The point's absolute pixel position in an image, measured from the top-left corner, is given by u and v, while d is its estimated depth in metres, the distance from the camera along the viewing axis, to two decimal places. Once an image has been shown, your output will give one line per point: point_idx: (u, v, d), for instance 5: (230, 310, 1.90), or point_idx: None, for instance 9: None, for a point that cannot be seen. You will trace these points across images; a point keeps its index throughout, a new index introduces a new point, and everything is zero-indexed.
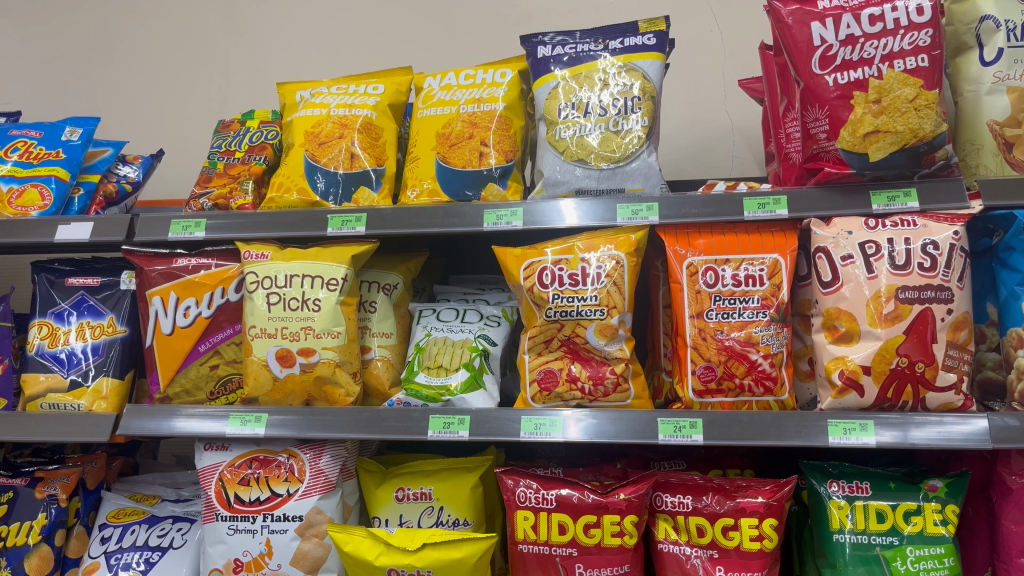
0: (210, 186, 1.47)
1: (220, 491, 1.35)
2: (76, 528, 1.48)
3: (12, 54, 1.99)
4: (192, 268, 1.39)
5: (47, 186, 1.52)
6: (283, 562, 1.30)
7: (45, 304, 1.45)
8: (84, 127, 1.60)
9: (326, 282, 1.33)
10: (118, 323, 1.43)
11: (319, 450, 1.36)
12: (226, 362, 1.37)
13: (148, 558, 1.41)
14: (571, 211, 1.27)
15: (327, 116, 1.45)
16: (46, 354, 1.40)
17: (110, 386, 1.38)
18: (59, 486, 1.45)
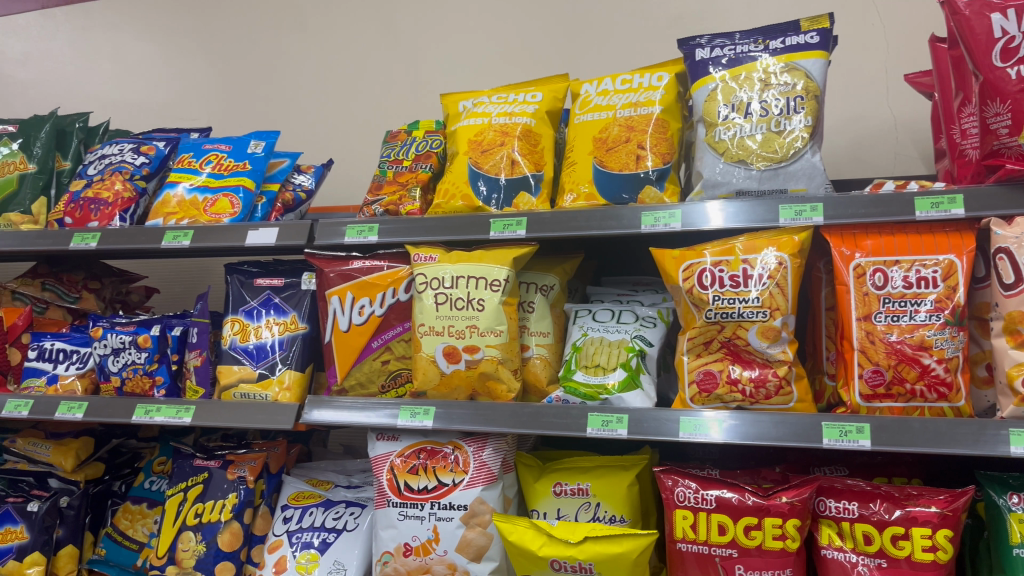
0: (382, 193, 1.56)
1: (391, 480, 1.43)
2: (262, 508, 1.61)
3: (199, 74, 2.18)
4: (366, 269, 1.49)
5: (236, 195, 1.66)
6: (449, 549, 1.37)
7: (237, 303, 1.59)
8: (267, 140, 1.75)
9: (490, 283, 1.39)
10: (300, 320, 1.55)
11: (482, 443, 1.42)
12: (396, 358, 1.46)
13: (325, 538, 1.52)
14: (716, 214, 1.28)
15: (488, 125, 1.51)
16: (238, 348, 1.54)
17: (293, 378, 1.50)
18: (247, 469, 1.60)
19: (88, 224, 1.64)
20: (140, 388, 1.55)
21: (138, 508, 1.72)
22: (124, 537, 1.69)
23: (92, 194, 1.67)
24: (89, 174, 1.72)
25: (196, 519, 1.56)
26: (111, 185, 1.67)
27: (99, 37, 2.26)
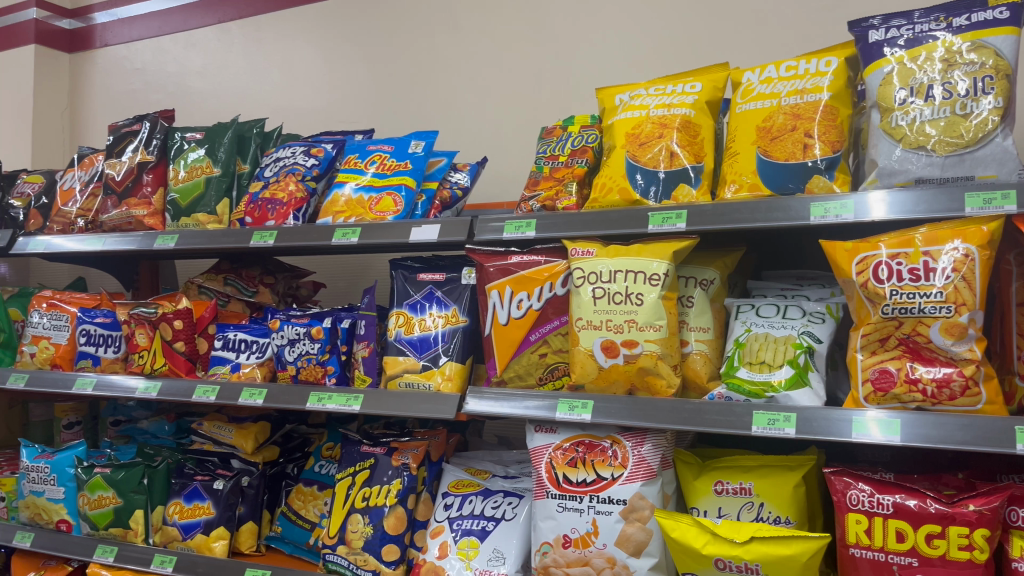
0: (539, 189, 1.58)
1: (550, 472, 1.45)
2: (424, 494, 1.67)
3: (360, 78, 2.28)
4: (524, 264, 1.50)
5: (398, 194, 1.73)
6: (609, 542, 1.38)
7: (401, 297, 1.66)
8: (427, 140, 1.81)
9: (649, 278, 1.37)
10: (460, 314, 1.60)
11: (641, 438, 1.41)
12: (553, 351, 1.48)
13: (485, 526, 1.56)
14: (881, 206, 1.22)
15: (646, 117, 1.49)
16: (402, 341, 1.61)
17: (453, 369, 1.54)
18: (411, 456, 1.66)
19: (265, 222, 1.76)
20: (313, 376, 1.65)
21: (309, 490, 1.83)
22: (298, 516, 1.80)
23: (269, 195, 1.79)
24: (265, 177, 1.84)
25: (364, 502, 1.64)
26: (286, 186, 1.78)
27: (269, 47, 2.42)
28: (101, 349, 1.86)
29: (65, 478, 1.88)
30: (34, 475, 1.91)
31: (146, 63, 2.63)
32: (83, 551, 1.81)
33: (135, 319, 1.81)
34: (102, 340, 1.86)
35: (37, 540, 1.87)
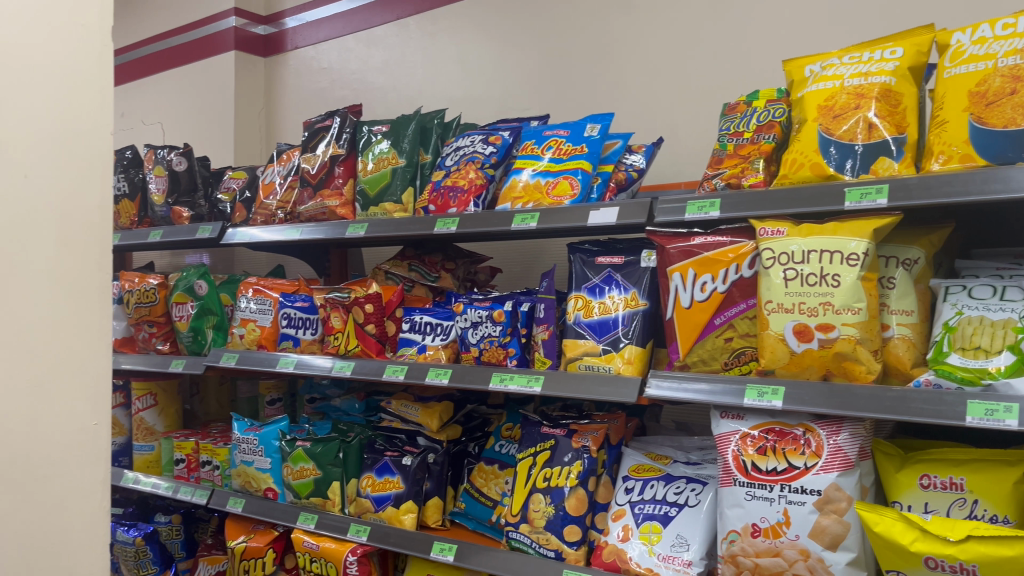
0: (722, 167, 1.54)
1: (737, 458, 1.41)
2: (604, 477, 1.68)
3: (533, 65, 2.31)
4: (708, 245, 1.46)
5: (575, 178, 1.73)
6: (802, 534, 1.32)
7: (580, 281, 1.65)
8: (603, 123, 1.78)
9: (846, 258, 1.29)
10: (640, 297, 1.57)
11: (836, 427, 1.34)
12: (740, 336, 1.43)
13: (667, 512, 1.54)
14: None
15: (840, 88, 1.41)
16: (581, 324, 1.61)
17: (634, 353, 1.53)
18: (591, 438, 1.66)
19: (448, 210, 1.82)
20: (495, 358, 1.69)
21: (491, 468, 1.88)
22: (480, 493, 1.86)
23: (450, 182, 1.85)
24: (446, 165, 1.89)
25: (545, 483, 1.67)
26: (466, 173, 1.83)
27: (444, 41, 2.49)
28: (300, 331, 2.00)
29: (271, 450, 2.04)
30: (245, 446, 2.09)
31: (331, 62, 2.79)
32: (287, 517, 1.97)
33: (330, 304, 1.94)
34: (301, 323, 2.00)
35: (247, 505, 2.05)
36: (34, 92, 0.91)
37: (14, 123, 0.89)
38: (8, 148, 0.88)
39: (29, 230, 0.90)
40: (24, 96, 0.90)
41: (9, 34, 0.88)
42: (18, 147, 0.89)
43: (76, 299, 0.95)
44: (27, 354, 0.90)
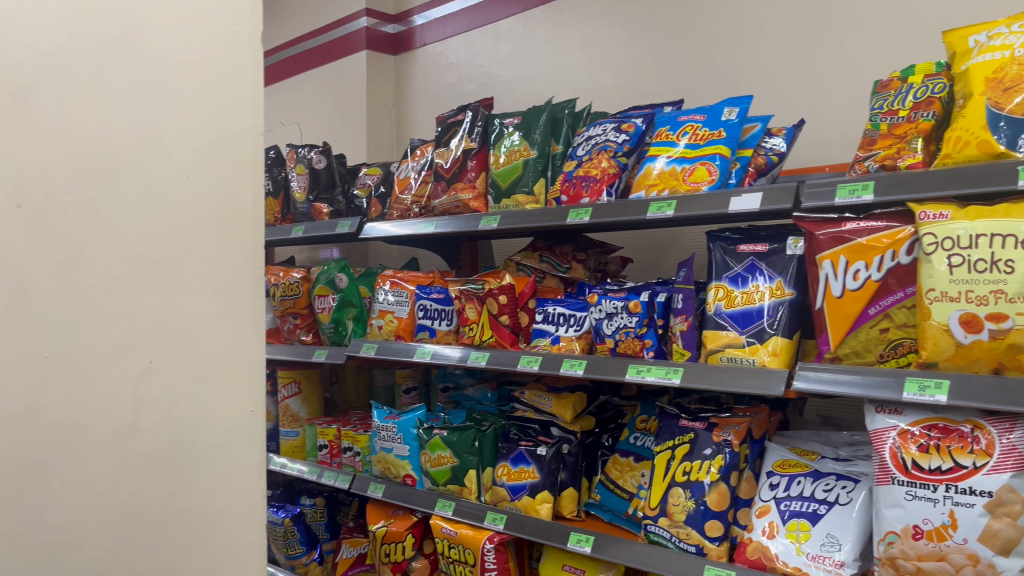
0: (875, 148, 1.45)
1: (896, 455, 1.33)
2: (747, 472, 1.63)
3: (663, 51, 2.26)
4: (860, 231, 1.39)
5: (712, 163, 1.68)
6: (970, 537, 1.24)
7: (721, 270, 1.61)
8: (741, 106, 1.71)
9: (1020, 242, 1.20)
10: (786, 286, 1.51)
11: (1010, 424, 1.25)
12: (897, 326, 1.35)
13: (816, 510, 1.48)
14: None
15: (1010, 58, 1.31)
16: (722, 315, 1.57)
17: (780, 345, 1.48)
18: (733, 432, 1.61)
19: (580, 200, 1.81)
20: (631, 349, 1.67)
21: (626, 460, 1.86)
22: (615, 485, 1.85)
23: (583, 172, 1.83)
24: (578, 155, 1.87)
25: (684, 477, 1.64)
26: (599, 163, 1.80)
27: (571, 30, 2.48)
28: (436, 322, 2.05)
29: (409, 438, 2.10)
30: (384, 434, 2.16)
31: (459, 57, 2.83)
32: (425, 504, 2.02)
33: (464, 296, 1.98)
34: (437, 314, 2.05)
35: (387, 491, 2.12)
36: (193, 100, 0.97)
37: (176, 128, 0.95)
38: (172, 152, 0.95)
39: (194, 230, 0.97)
40: (185, 103, 0.96)
41: (171, 45, 0.95)
42: (181, 151, 0.96)
43: (234, 292, 1.01)
44: (192, 344, 0.97)
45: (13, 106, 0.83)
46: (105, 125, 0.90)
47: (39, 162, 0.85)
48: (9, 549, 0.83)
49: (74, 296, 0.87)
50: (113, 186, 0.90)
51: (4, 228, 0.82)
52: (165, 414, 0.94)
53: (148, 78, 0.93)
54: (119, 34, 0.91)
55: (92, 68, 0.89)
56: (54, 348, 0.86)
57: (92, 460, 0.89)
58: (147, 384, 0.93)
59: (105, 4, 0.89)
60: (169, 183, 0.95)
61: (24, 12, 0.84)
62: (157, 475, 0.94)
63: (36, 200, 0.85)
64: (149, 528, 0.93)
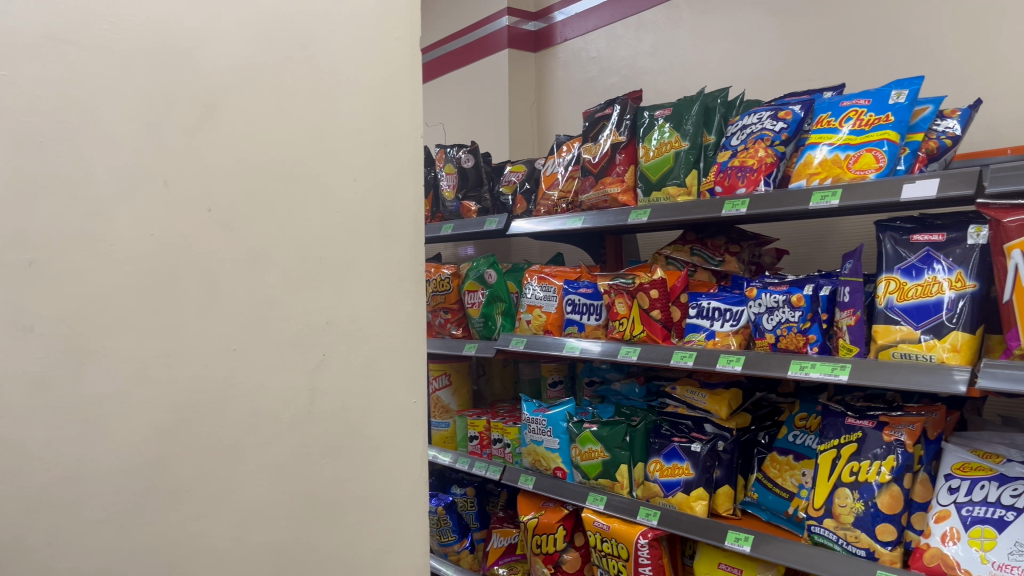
0: None
1: None
2: (921, 474, 1.54)
3: (815, 34, 2.18)
4: None
5: (880, 149, 1.59)
6: None
7: (892, 261, 1.53)
8: (911, 88, 1.60)
9: None
10: (967, 278, 1.42)
11: None
12: None
13: (1003, 516, 1.39)
14: None
15: None
16: (895, 309, 1.49)
17: (962, 340, 1.39)
18: (905, 432, 1.52)
19: (736, 191, 1.77)
20: (794, 345, 1.62)
21: (785, 459, 1.80)
22: (774, 484, 1.80)
23: (738, 162, 1.79)
24: (733, 145, 1.83)
25: (852, 477, 1.58)
26: (755, 152, 1.76)
27: (715, 18, 2.43)
28: (585, 317, 2.05)
29: (559, 431, 2.13)
30: (534, 426, 2.19)
31: (600, 51, 2.83)
32: (577, 497, 2.04)
33: (614, 290, 1.96)
34: (585, 309, 2.05)
35: (538, 482, 2.16)
36: (357, 106, 1.03)
37: (343, 135, 1.02)
38: (339, 156, 1.02)
39: (360, 229, 1.03)
40: (349, 109, 1.03)
41: (338, 57, 1.01)
42: (346, 153, 1.02)
43: (397, 289, 1.07)
44: (360, 338, 1.03)
45: (204, 118, 0.90)
46: (282, 134, 0.97)
47: (226, 169, 0.92)
48: (206, 527, 0.91)
49: (256, 294, 0.94)
50: (289, 191, 0.97)
51: (200, 231, 0.90)
52: (335, 402, 1.01)
53: (319, 86, 1.00)
54: (294, 48, 0.97)
55: (270, 81, 0.95)
56: (241, 342, 0.93)
57: (273, 446, 0.96)
58: (320, 375, 1.00)
59: (281, 20, 0.96)
60: (336, 185, 1.01)
61: (212, 30, 0.91)
62: (328, 460, 1.01)
63: (224, 205, 0.92)
64: (322, 510, 1.01)
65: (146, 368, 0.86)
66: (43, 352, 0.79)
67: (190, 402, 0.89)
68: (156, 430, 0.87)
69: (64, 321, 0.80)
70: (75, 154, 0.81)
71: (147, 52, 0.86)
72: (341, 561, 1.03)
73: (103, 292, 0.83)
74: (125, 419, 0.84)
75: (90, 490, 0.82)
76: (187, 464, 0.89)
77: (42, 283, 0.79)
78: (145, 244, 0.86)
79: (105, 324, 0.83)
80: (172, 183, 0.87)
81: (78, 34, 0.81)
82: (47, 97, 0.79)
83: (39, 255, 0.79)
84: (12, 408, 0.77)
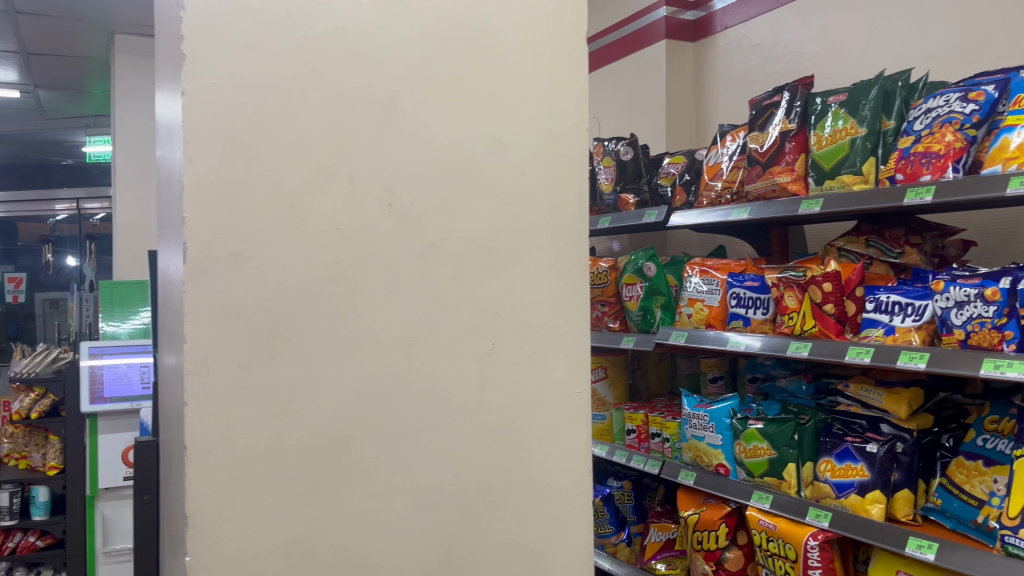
0: None
1: None
2: None
3: (1006, 7, 2.01)
4: None
5: None
6: None
7: None
8: None
9: None
10: None
11: None
12: None
13: None
14: None
15: None
16: None
17: None
18: None
19: (920, 178, 1.66)
20: (988, 341, 1.50)
21: (973, 464, 1.68)
22: (960, 490, 1.68)
23: (923, 148, 1.68)
24: (916, 130, 1.72)
25: None
26: (942, 136, 1.64)
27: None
28: (751, 311, 2.00)
29: (722, 427, 2.09)
30: (696, 421, 2.16)
31: (763, 38, 2.75)
32: (741, 495, 2.00)
33: (783, 283, 1.92)
34: (751, 302, 2.00)
35: (699, 478, 2.13)
36: (527, 102, 1.06)
37: (513, 129, 1.05)
38: (508, 151, 1.05)
39: (527, 222, 1.06)
40: (519, 104, 1.05)
41: (508, 53, 1.04)
42: (516, 149, 1.05)
43: (564, 281, 1.09)
44: (527, 328, 1.06)
45: (385, 117, 0.96)
46: (455, 131, 1.01)
47: (406, 165, 0.97)
48: (384, 506, 0.96)
49: (431, 285, 0.99)
50: (462, 184, 1.01)
51: (381, 225, 0.96)
52: (503, 392, 1.04)
53: (490, 84, 1.03)
54: (467, 47, 1.01)
55: (446, 80, 1.00)
56: (417, 330, 0.98)
57: (445, 431, 1.00)
58: (490, 363, 1.03)
59: (455, 21, 1.01)
60: (506, 180, 1.04)
61: (391, 34, 0.97)
62: (497, 447, 1.04)
63: (404, 200, 0.97)
64: (491, 497, 1.03)
65: (333, 352, 0.93)
66: (246, 335, 0.88)
67: (370, 386, 0.95)
68: (341, 410, 0.93)
69: (265, 308, 0.89)
70: (274, 154, 0.89)
71: (336, 58, 0.93)
72: (509, 549, 1.05)
73: (296, 282, 0.91)
74: (315, 399, 0.92)
75: (285, 465, 0.90)
76: (369, 444, 0.95)
77: (246, 273, 0.88)
78: (332, 238, 0.93)
79: (299, 309, 0.91)
80: (358, 179, 0.94)
81: (279, 44, 0.90)
82: (248, 103, 0.88)
83: (243, 248, 0.88)
84: (221, 387, 0.86)
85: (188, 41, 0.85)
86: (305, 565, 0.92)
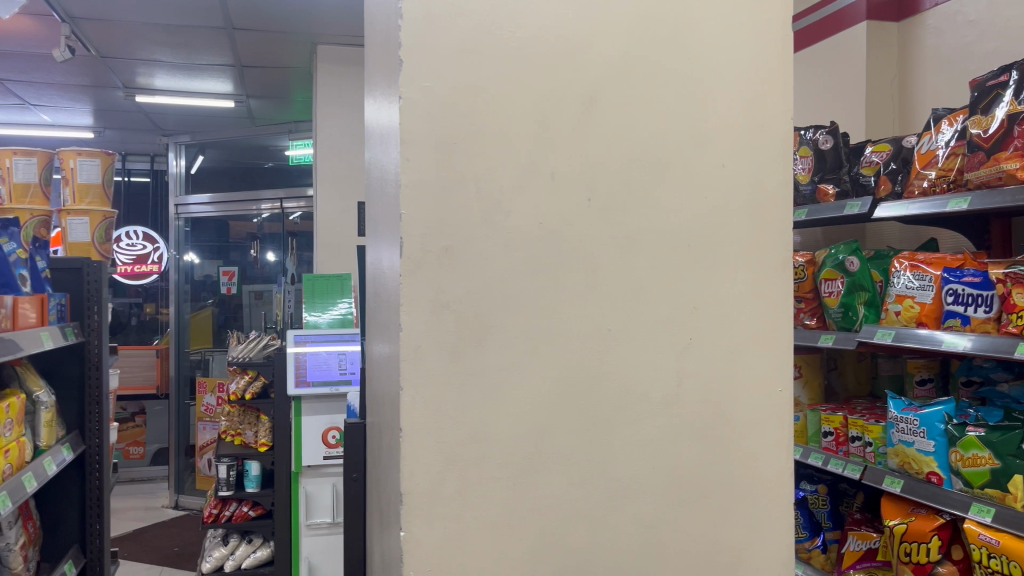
0: None
1: None
2: None
3: None
4: None
5: None
6: None
7: None
8: None
9: None
10: None
11: None
12: None
13: None
14: None
15: None
16: None
17: None
18: None
19: None
20: None
21: None
22: None
23: None
24: None
25: None
26: None
27: None
28: (971, 309, 1.86)
29: (935, 432, 1.96)
30: (904, 426, 2.04)
31: (980, 13, 2.53)
32: (958, 506, 1.85)
33: (1012, 279, 1.76)
34: (971, 299, 1.86)
35: (907, 486, 2.01)
36: (730, 91, 1.04)
37: (714, 120, 1.03)
38: (709, 142, 1.03)
39: (728, 214, 1.03)
40: (721, 95, 1.03)
41: (709, 42, 1.03)
42: (717, 140, 1.03)
43: (767, 274, 1.05)
44: (727, 322, 1.04)
45: (586, 112, 0.98)
46: (654, 122, 1.01)
47: (605, 159, 0.99)
48: (583, 494, 0.98)
49: (630, 277, 1.00)
50: (661, 177, 1.01)
51: (581, 218, 0.98)
52: (702, 387, 1.03)
53: (690, 74, 1.02)
54: (667, 38, 1.01)
55: (645, 72, 1.00)
56: (616, 323, 0.99)
57: (642, 423, 1.00)
58: (688, 357, 1.02)
59: (655, 14, 1.01)
60: (706, 172, 1.03)
61: (592, 30, 0.98)
62: (695, 442, 1.03)
63: (603, 194, 0.98)
64: (688, 492, 1.03)
65: (536, 342, 0.96)
66: (455, 324, 0.92)
67: (571, 376, 0.97)
68: (543, 399, 0.96)
69: (472, 298, 0.93)
70: (481, 151, 0.93)
71: (539, 55, 0.96)
72: (708, 545, 1.04)
73: (501, 274, 0.94)
74: (519, 387, 0.95)
75: (491, 450, 0.94)
76: (569, 432, 0.97)
77: (456, 264, 0.92)
78: (535, 232, 0.96)
79: (504, 300, 0.94)
80: (559, 174, 0.97)
81: (487, 44, 0.93)
82: (456, 103, 0.92)
83: (453, 242, 0.92)
84: (432, 373, 0.91)
85: (404, 48, 0.91)
86: (509, 547, 0.95)
